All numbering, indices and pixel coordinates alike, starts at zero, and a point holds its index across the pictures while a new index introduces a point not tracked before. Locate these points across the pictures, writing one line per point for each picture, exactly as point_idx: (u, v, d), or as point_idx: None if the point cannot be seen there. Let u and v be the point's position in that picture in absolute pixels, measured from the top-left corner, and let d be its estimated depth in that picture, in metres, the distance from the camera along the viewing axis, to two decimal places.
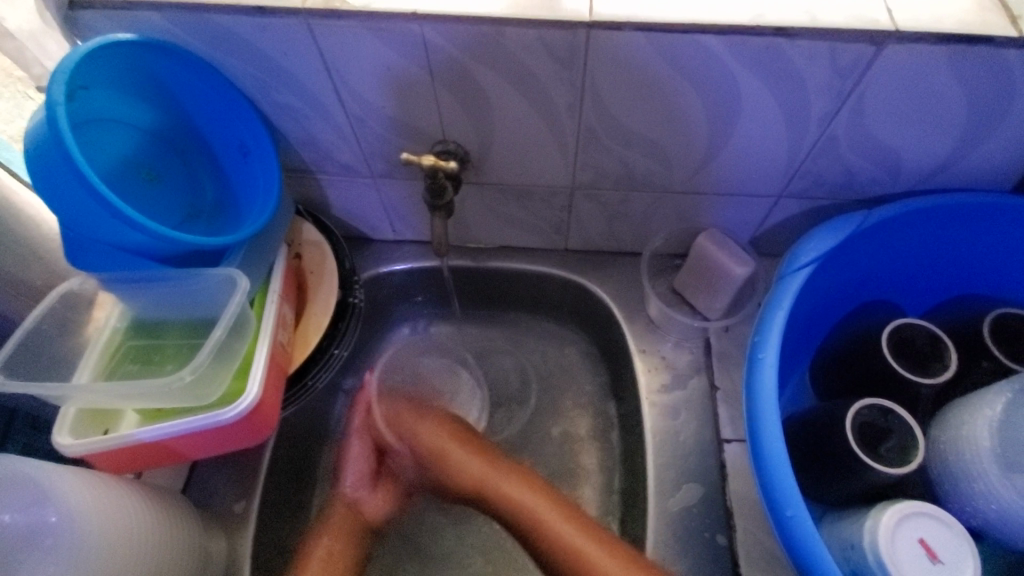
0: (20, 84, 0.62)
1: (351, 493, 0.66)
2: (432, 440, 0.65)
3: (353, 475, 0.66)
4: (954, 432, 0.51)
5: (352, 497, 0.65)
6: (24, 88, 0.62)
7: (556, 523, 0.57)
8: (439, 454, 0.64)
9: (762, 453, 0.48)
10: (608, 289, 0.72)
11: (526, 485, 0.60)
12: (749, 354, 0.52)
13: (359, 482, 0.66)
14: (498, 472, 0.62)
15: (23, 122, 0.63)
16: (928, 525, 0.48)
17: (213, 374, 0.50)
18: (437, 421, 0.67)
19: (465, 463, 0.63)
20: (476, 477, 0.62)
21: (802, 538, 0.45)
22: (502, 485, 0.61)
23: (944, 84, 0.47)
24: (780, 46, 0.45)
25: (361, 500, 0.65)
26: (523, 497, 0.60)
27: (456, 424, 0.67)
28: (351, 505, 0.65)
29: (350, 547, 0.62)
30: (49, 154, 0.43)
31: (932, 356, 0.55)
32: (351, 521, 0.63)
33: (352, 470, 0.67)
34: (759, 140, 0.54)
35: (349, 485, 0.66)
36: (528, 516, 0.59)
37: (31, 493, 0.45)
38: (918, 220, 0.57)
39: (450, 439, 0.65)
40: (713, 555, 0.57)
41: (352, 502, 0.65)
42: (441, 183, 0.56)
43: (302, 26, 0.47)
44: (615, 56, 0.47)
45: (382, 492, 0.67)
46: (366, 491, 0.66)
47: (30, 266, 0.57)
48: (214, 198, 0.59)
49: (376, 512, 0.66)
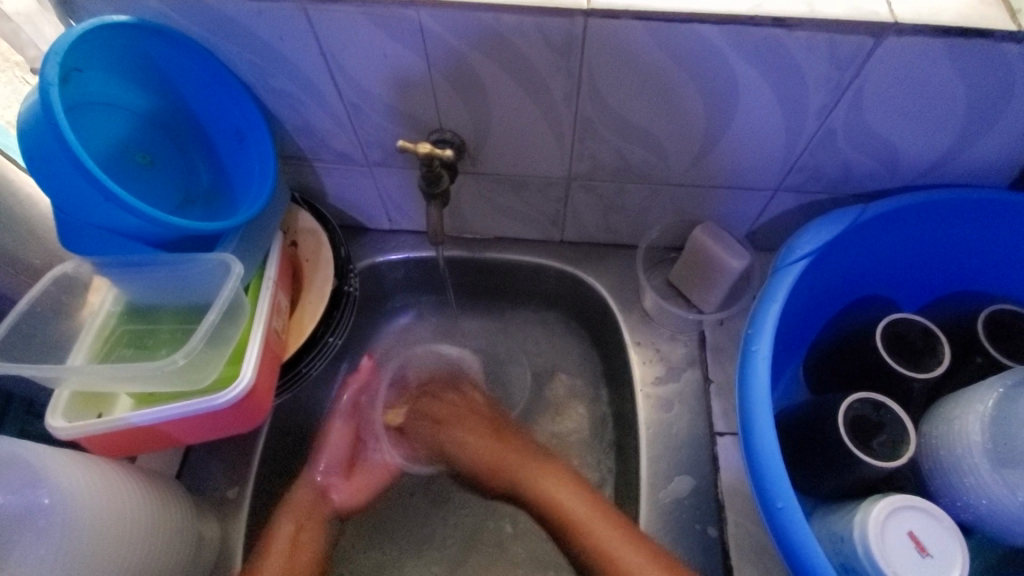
0: (18, 69, 0.62)
1: (321, 481, 0.66)
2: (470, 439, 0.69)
3: (326, 462, 0.67)
4: (945, 428, 0.51)
5: (322, 485, 0.66)
6: (22, 73, 0.62)
7: (587, 529, 0.58)
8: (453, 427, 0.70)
9: (754, 445, 0.48)
10: (603, 281, 0.72)
11: (562, 483, 0.63)
12: (743, 346, 0.52)
13: (332, 470, 0.67)
14: (523, 463, 0.66)
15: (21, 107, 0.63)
16: (918, 517, 0.48)
17: (207, 359, 0.50)
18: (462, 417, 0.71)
19: (493, 450, 0.67)
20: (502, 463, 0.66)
21: (792, 530, 0.46)
22: (530, 474, 0.64)
23: (942, 78, 0.47)
24: (779, 37, 0.45)
25: (331, 488, 0.66)
26: (575, 509, 0.60)
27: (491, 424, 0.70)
28: (321, 491, 0.65)
29: (316, 529, 0.63)
30: (43, 135, 0.43)
31: (925, 351, 0.55)
32: (319, 506, 0.64)
33: (325, 458, 0.68)
34: (756, 133, 0.54)
35: (320, 470, 0.67)
36: (570, 519, 0.60)
37: (27, 474, 0.45)
38: (915, 214, 0.57)
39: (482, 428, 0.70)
40: (704, 546, 0.57)
41: (322, 490, 0.66)
42: (437, 171, 0.55)
43: (299, 11, 0.46)
44: (612, 44, 0.47)
45: (354, 482, 0.68)
46: (337, 479, 0.67)
47: (29, 245, 0.56)
48: (210, 183, 0.59)
49: (345, 501, 0.67)
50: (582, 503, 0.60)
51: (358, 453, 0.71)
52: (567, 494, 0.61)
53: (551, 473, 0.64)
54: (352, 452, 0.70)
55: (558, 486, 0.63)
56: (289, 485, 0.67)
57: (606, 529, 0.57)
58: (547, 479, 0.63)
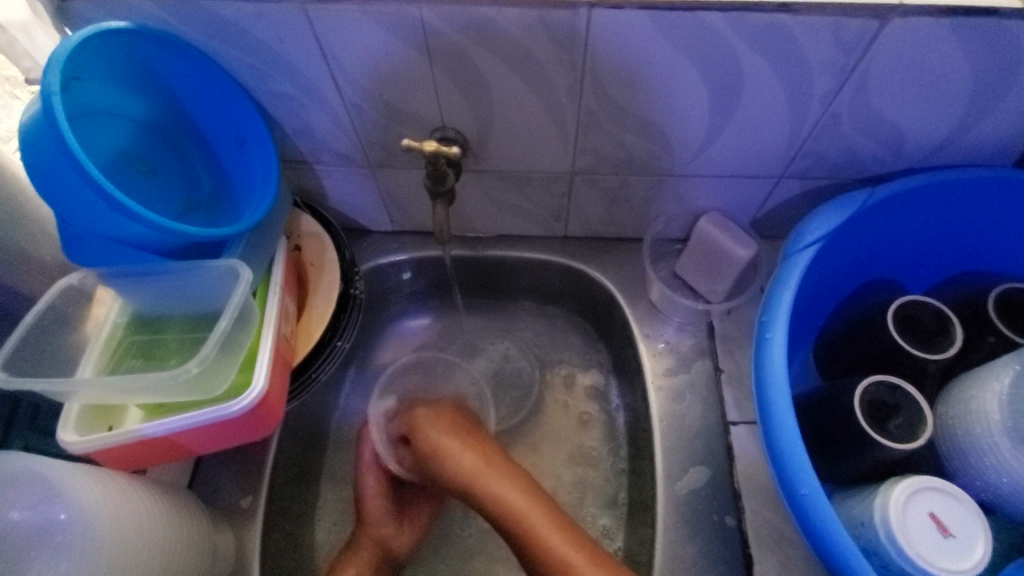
0: (9, 84, 0.61)
1: (378, 530, 0.64)
2: (447, 445, 0.63)
3: (376, 512, 0.65)
4: (961, 408, 0.51)
5: (379, 534, 0.64)
6: (13, 87, 0.61)
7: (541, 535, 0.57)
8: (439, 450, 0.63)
9: (774, 433, 0.48)
10: (609, 275, 0.71)
11: (517, 484, 0.60)
12: (757, 334, 0.52)
13: (386, 517, 0.65)
14: (485, 475, 0.61)
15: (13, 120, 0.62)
16: (938, 499, 0.48)
17: (218, 367, 0.49)
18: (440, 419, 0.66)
19: (460, 456, 0.62)
20: (468, 473, 0.61)
21: (816, 515, 0.46)
22: (492, 483, 0.60)
23: (946, 59, 0.47)
24: (784, 22, 0.45)
25: (389, 536, 0.64)
26: (517, 501, 0.59)
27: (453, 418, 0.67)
28: (380, 543, 0.64)
29: None
30: (46, 143, 0.42)
31: (937, 332, 0.55)
32: (380, 561, 0.63)
33: (373, 508, 0.65)
34: (761, 119, 0.54)
35: (374, 521, 0.64)
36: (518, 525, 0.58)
37: (42, 490, 0.44)
38: (921, 196, 0.57)
39: (448, 435, 0.64)
40: (722, 536, 0.57)
41: (380, 539, 0.64)
42: (442, 169, 0.55)
43: (299, 12, 0.46)
44: (617, 35, 0.47)
45: (406, 524, 0.66)
46: (393, 527, 0.65)
47: (40, 241, 0.55)
48: (212, 190, 0.58)
49: (403, 545, 0.65)
50: (524, 499, 0.59)
51: (402, 496, 0.69)
52: (519, 496, 0.59)
53: (515, 479, 0.60)
54: (396, 496, 0.67)
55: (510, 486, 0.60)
56: (302, 493, 0.67)
57: (548, 526, 0.57)
58: (491, 478, 0.60)
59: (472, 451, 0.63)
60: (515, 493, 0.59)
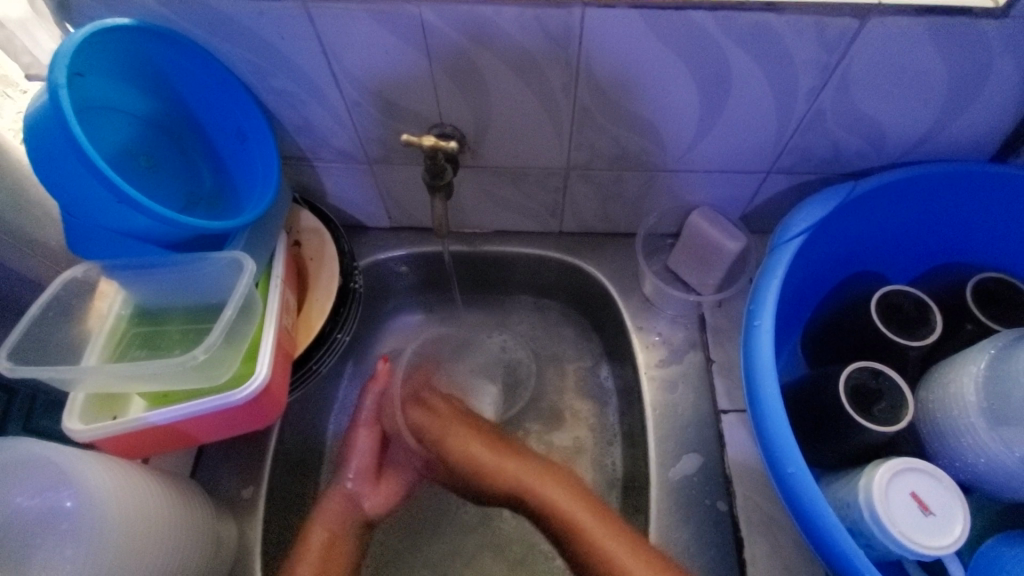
0: None
1: (353, 486, 0.67)
2: (475, 451, 0.66)
3: (354, 469, 0.68)
4: (940, 391, 0.53)
5: (351, 491, 0.67)
6: None
7: (597, 537, 0.58)
8: (445, 438, 0.67)
9: (763, 416, 0.50)
10: (602, 269, 0.73)
11: (557, 482, 0.62)
12: (746, 322, 0.54)
13: (362, 476, 0.68)
14: (535, 480, 0.63)
15: None
16: (918, 479, 0.50)
17: (222, 355, 0.50)
18: (467, 428, 0.68)
19: (503, 465, 0.64)
20: (512, 481, 0.64)
21: (802, 494, 0.47)
22: (541, 493, 0.62)
23: (923, 58, 0.49)
24: (769, 22, 0.47)
25: (361, 494, 0.67)
26: (573, 510, 0.60)
27: (495, 432, 0.68)
28: (350, 497, 0.66)
29: (347, 535, 0.64)
30: (53, 135, 0.43)
31: (919, 321, 0.57)
32: (349, 514, 0.65)
33: (358, 465, 0.68)
34: (748, 116, 0.56)
35: (349, 477, 0.68)
36: (571, 524, 0.59)
37: (49, 477, 0.45)
38: (902, 190, 0.59)
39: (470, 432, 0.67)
40: (714, 520, 0.59)
41: (352, 496, 0.67)
42: (440, 164, 0.56)
43: (301, 10, 0.47)
44: (608, 34, 0.49)
45: (383, 486, 0.69)
46: (367, 486, 0.68)
47: (45, 226, 0.56)
48: (213, 185, 0.59)
49: (375, 506, 0.67)
50: (569, 501, 0.61)
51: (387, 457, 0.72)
52: (558, 493, 0.62)
53: (556, 483, 0.62)
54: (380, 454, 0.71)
55: (558, 492, 0.62)
56: (301, 483, 0.68)
57: (605, 529, 0.58)
58: (534, 479, 0.63)
59: (501, 454, 0.65)
60: (563, 496, 0.61)
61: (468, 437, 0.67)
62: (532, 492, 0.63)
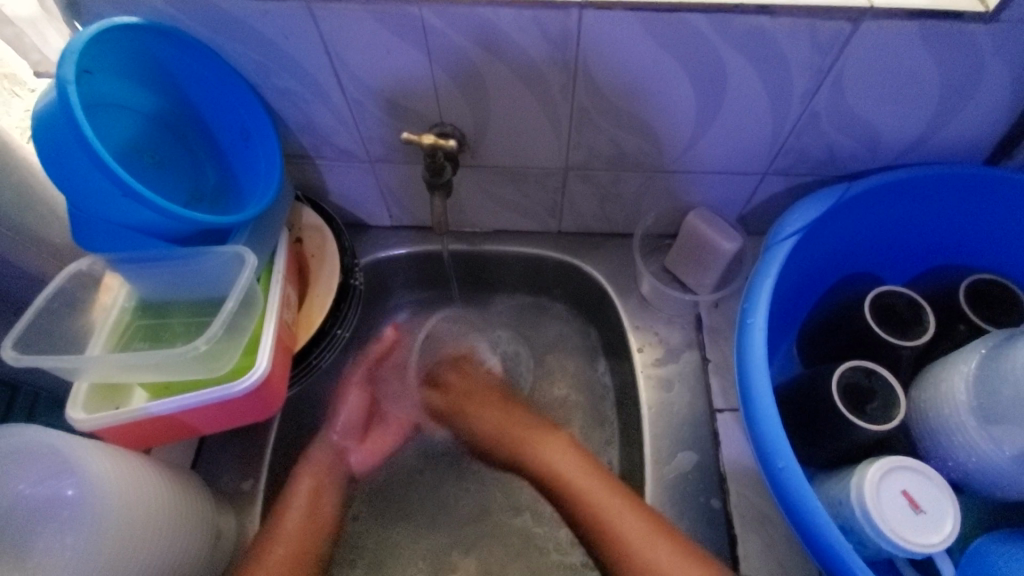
0: None
1: (340, 441, 0.68)
2: (495, 419, 0.70)
3: (342, 425, 0.69)
4: (932, 390, 0.54)
5: (339, 446, 0.68)
6: None
7: (584, 486, 0.61)
8: (465, 407, 0.72)
9: (756, 413, 0.50)
10: (600, 268, 0.74)
11: (555, 441, 0.66)
12: (739, 320, 0.55)
13: (350, 433, 0.69)
14: (533, 436, 0.67)
15: None
16: (909, 477, 0.50)
17: (223, 347, 0.51)
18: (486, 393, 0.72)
19: (510, 427, 0.69)
20: (518, 440, 0.67)
21: (794, 490, 0.48)
22: (535, 451, 0.66)
23: (915, 61, 0.50)
24: (763, 24, 0.47)
25: (348, 450, 0.68)
26: (562, 464, 0.64)
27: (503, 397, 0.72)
28: (337, 451, 0.67)
29: (334, 487, 0.65)
30: (61, 129, 0.44)
31: (912, 321, 0.58)
32: (336, 466, 0.66)
33: (344, 421, 0.69)
34: (743, 118, 0.57)
35: (338, 432, 0.68)
36: (560, 475, 0.63)
37: (51, 466, 0.46)
38: (896, 191, 0.60)
39: (501, 415, 0.70)
40: (708, 518, 0.59)
41: (340, 451, 0.68)
42: (440, 162, 0.57)
43: (305, 11, 0.48)
44: (606, 35, 0.49)
45: (370, 444, 0.70)
46: (354, 441, 0.69)
47: (52, 224, 0.57)
48: (216, 181, 0.60)
49: (361, 463, 0.69)
50: (574, 466, 0.63)
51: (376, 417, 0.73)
52: (568, 458, 0.64)
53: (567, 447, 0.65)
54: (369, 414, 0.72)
55: (552, 446, 0.66)
56: None
57: (591, 479, 0.61)
58: (538, 438, 0.67)
59: (524, 426, 0.68)
60: (555, 451, 0.65)
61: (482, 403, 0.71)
62: (530, 451, 0.66)
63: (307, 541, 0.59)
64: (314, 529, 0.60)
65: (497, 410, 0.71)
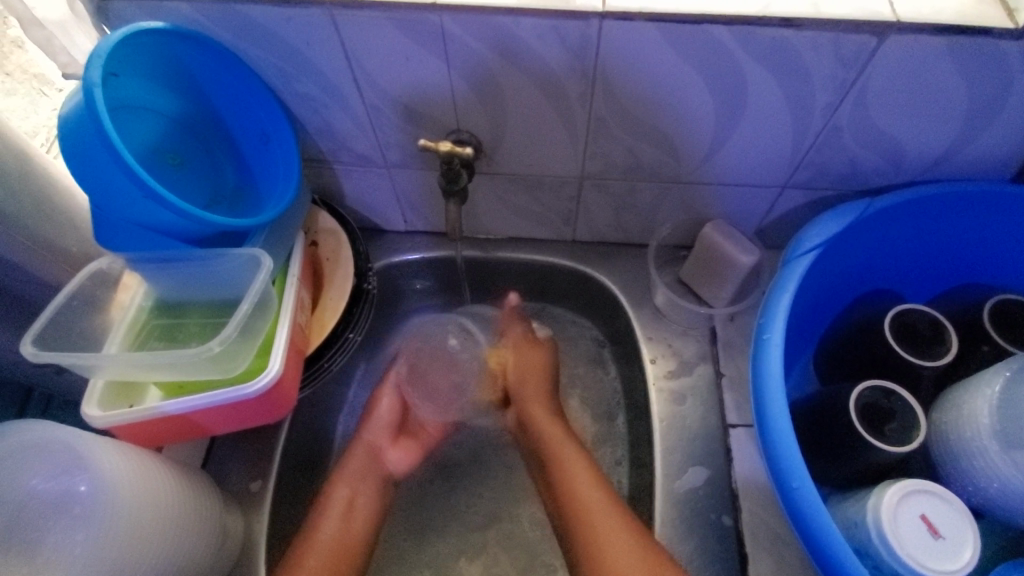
0: (35, 81, 0.66)
1: (374, 442, 0.70)
2: (535, 414, 0.69)
3: (376, 424, 0.71)
4: (954, 412, 0.53)
5: (375, 447, 0.69)
6: (39, 84, 0.66)
7: (592, 508, 0.58)
8: (532, 418, 0.69)
9: (771, 431, 0.49)
10: (614, 278, 0.73)
11: (580, 457, 0.64)
12: (756, 335, 0.54)
13: (383, 433, 0.71)
14: (572, 445, 0.65)
15: (38, 117, 0.64)
16: (929, 501, 0.49)
17: (238, 349, 0.52)
18: (533, 384, 0.72)
19: (549, 430, 0.67)
20: (553, 444, 0.66)
21: (808, 512, 0.47)
22: (568, 459, 0.64)
23: (941, 76, 0.49)
24: (785, 36, 0.47)
25: (383, 451, 0.70)
26: (577, 466, 0.63)
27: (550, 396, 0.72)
28: (373, 452, 0.69)
29: (369, 491, 0.66)
30: (86, 131, 0.45)
31: (934, 340, 0.56)
32: (370, 467, 0.68)
33: (378, 422, 0.71)
34: (763, 131, 0.56)
35: (372, 434, 0.70)
36: (564, 474, 0.62)
37: (66, 461, 0.46)
38: (920, 208, 0.58)
39: (536, 401, 0.71)
40: (719, 536, 0.58)
41: (376, 451, 0.69)
42: (456, 169, 0.57)
43: (326, 17, 0.49)
44: (625, 46, 0.49)
45: (403, 444, 0.72)
46: (387, 443, 0.71)
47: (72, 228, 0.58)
48: (235, 184, 0.61)
49: (399, 463, 0.71)
50: (585, 471, 0.62)
51: (409, 420, 0.74)
52: (571, 452, 0.64)
53: (579, 448, 0.65)
54: (403, 415, 0.73)
55: (577, 455, 0.64)
56: (308, 481, 0.69)
57: (600, 490, 0.60)
58: (571, 453, 0.64)
59: (562, 427, 0.68)
60: (574, 456, 0.64)
61: (529, 394, 0.71)
62: (564, 456, 0.64)
63: (340, 555, 0.60)
64: (345, 542, 0.61)
65: (547, 416, 0.69)
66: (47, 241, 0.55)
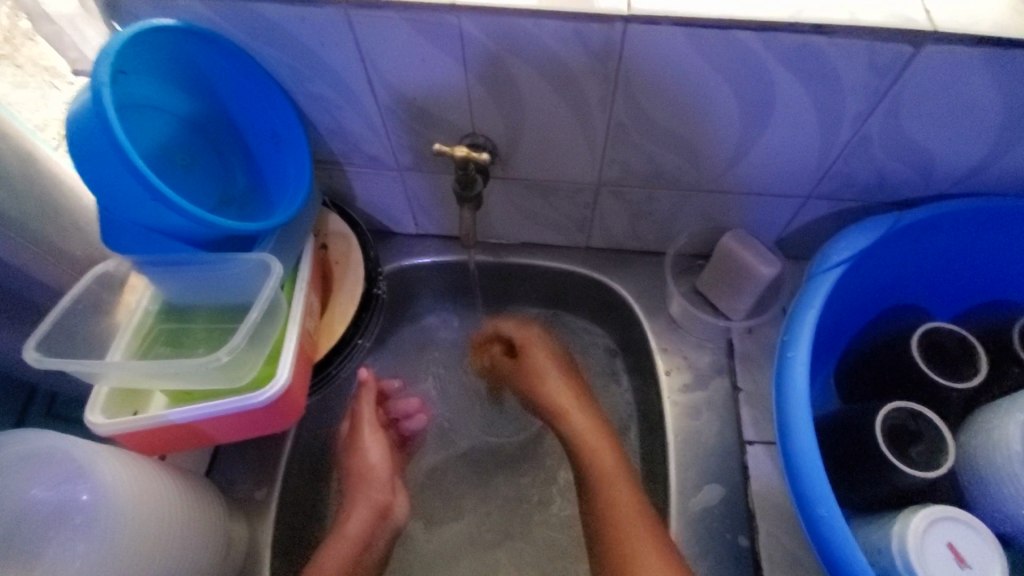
0: (46, 75, 0.63)
1: (384, 498, 0.64)
2: (560, 400, 0.67)
3: (378, 477, 0.65)
4: (984, 437, 0.51)
5: (383, 501, 0.64)
6: (50, 77, 0.64)
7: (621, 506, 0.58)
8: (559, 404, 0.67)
9: (794, 454, 0.48)
10: (629, 286, 0.72)
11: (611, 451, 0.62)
12: (778, 352, 0.52)
13: (387, 485, 0.65)
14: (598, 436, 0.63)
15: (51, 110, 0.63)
16: (957, 529, 0.47)
17: (245, 356, 0.50)
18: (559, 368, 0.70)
19: (574, 417, 0.65)
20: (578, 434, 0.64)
21: (830, 538, 0.45)
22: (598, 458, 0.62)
23: (979, 87, 0.47)
24: (817, 44, 0.45)
25: (392, 504, 0.65)
26: (607, 467, 0.61)
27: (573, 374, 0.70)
28: (382, 507, 0.64)
29: (376, 544, 0.63)
30: (94, 133, 0.43)
31: (962, 361, 0.54)
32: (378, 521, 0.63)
33: (376, 472, 0.65)
34: (789, 140, 0.54)
35: (381, 489, 0.64)
36: (597, 472, 0.61)
37: (67, 470, 0.45)
38: (950, 222, 0.56)
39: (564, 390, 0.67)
40: (734, 557, 0.56)
41: (384, 506, 0.64)
42: (471, 175, 0.56)
43: (341, 17, 0.47)
44: (649, 50, 0.47)
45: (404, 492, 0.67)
46: (392, 495, 0.65)
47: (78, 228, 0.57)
48: (245, 186, 0.60)
49: (404, 515, 0.66)
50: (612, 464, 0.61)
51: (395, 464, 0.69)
52: (604, 448, 0.62)
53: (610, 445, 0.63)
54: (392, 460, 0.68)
55: (610, 450, 0.62)
56: (314, 489, 0.67)
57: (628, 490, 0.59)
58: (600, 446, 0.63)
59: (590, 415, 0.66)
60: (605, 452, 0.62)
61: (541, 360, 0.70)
62: (590, 449, 0.63)
63: None
64: None
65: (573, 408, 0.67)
66: (50, 244, 0.55)
